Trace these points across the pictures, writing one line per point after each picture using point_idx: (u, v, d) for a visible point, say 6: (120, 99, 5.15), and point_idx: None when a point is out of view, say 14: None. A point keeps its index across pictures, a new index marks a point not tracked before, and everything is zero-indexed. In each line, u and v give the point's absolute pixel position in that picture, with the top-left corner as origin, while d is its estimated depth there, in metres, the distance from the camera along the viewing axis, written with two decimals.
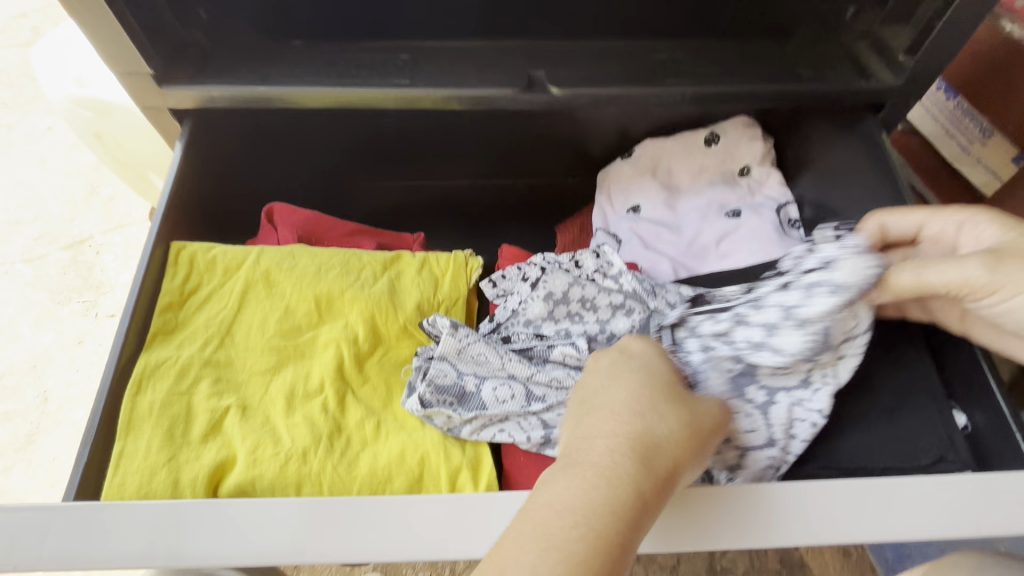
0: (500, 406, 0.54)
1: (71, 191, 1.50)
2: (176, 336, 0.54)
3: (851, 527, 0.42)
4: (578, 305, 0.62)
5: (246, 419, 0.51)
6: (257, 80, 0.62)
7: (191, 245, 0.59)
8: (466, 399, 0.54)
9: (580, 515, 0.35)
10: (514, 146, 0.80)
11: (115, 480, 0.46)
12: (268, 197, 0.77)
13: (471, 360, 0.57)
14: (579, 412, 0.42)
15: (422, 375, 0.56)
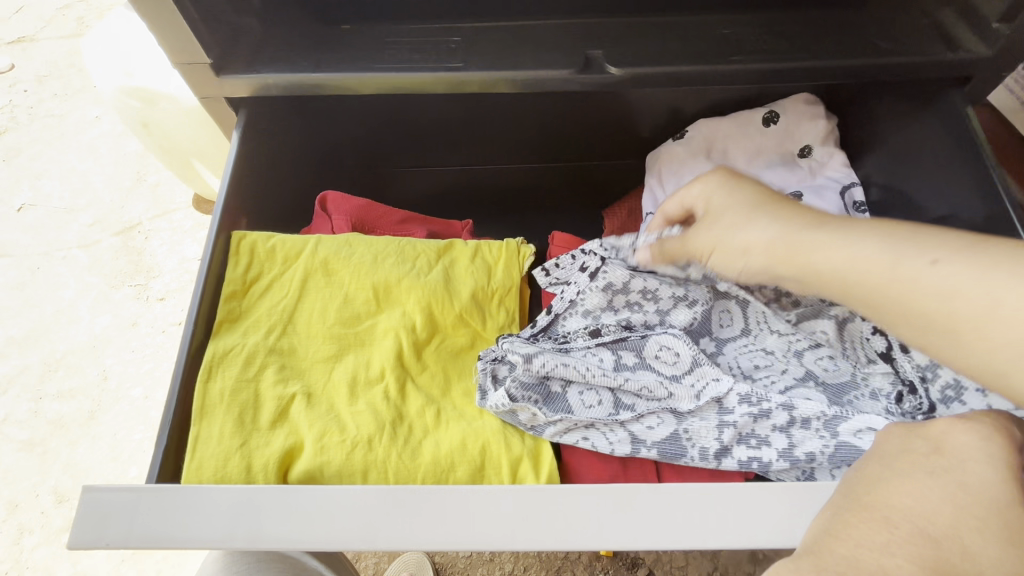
0: (586, 411, 0.54)
1: (123, 178, 1.55)
2: (241, 324, 0.56)
3: None
4: (639, 295, 0.61)
5: (312, 406, 0.52)
6: (311, 67, 0.61)
7: (251, 234, 0.60)
8: (548, 399, 0.55)
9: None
10: (563, 129, 0.78)
11: (192, 464, 0.47)
12: (319, 184, 0.77)
13: (539, 370, 0.55)
14: (895, 477, 0.35)
15: (492, 378, 0.55)
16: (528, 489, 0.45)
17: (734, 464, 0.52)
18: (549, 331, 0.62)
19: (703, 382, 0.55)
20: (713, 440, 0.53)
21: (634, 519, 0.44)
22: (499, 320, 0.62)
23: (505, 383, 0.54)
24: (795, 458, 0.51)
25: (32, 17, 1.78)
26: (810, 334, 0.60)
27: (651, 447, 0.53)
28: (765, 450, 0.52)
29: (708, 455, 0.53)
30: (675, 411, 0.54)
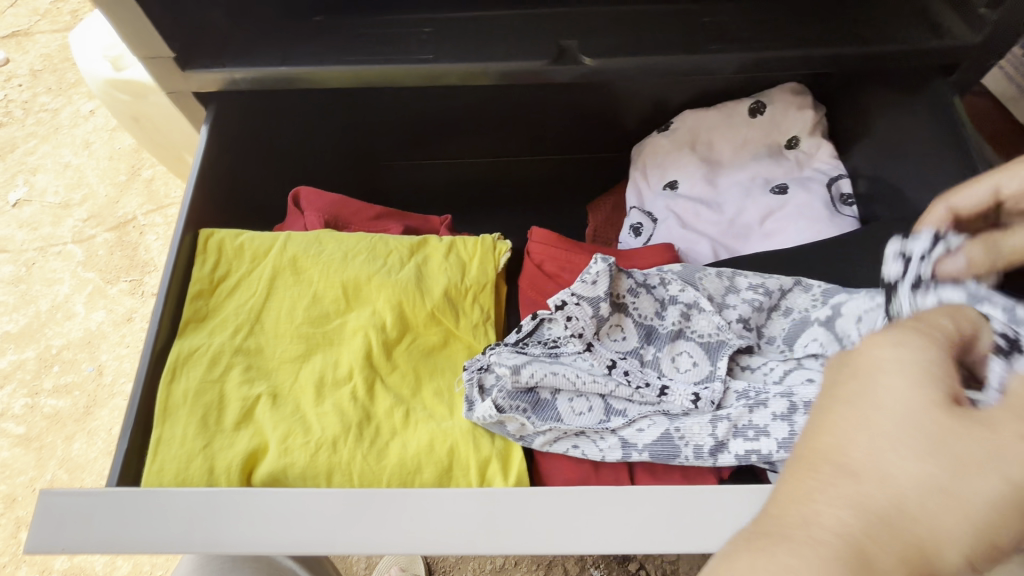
0: (576, 419, 0.53)
1: (116, 173, 1.54)
2: (208, 323, 0.55)
3: None
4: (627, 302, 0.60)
5: (277, 407, 0.51)
6: (279, 60, 0.60)
7: (219, 231, 0.59)
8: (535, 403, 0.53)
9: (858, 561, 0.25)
10: (543, 122, 0.77)
11: (153, 466, 0.47)
12: (297, 180, 0.76)
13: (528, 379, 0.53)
14: (880, 436, 0.27)
15: (478, 389, 0.54)
16: (494, 494, 0.44)
17: (732, 459, 0.50)
18: (535, 334, 0.59)
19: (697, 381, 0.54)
20: (707, 436, 0.51)
21: (601, 523, 0.43)
22: (473, 318, 0.60)
23: (492, 393, 0.53)
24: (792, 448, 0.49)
25: (23, 10, 1.77)
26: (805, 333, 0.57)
27: (642, 450, 0.52)
28: (762, 441, 0.49)
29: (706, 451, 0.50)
30: (667, 414, 0.53)
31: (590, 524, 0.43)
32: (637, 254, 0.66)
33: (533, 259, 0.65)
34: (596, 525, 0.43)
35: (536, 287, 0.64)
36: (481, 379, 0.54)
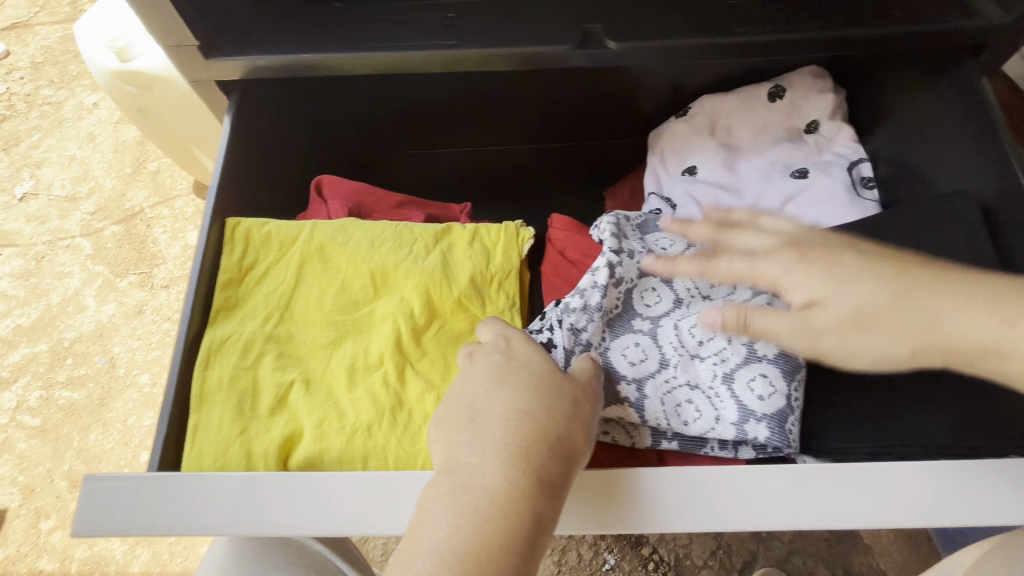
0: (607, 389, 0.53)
1: (123, 165, 1.54)
2: (239, 311, 0.55)
3: (926, 509, 0.42)
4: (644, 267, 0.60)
5: (310, 392, 0.52)
6: (301, 47, 0.60)
7: (245, 220, 0.59)
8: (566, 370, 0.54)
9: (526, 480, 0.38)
10: (562, 108, 0.76)
11: (193, 452, 0.47)
12: (315, 169, 0.76)
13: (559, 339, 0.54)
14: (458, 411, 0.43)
15: None
16: None
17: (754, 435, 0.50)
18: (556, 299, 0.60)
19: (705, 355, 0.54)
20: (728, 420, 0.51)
21: (643, 502, 0.44)
22: (499, 305, 0.61)
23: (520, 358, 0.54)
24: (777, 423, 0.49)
25: (22, 2, 1.76)
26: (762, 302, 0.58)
27: (671, 438, 0.53)
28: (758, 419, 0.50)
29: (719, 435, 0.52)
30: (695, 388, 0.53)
31: (633, 505, 0.43)
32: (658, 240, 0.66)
33: (555, 246, 0.66)
34: (640, 506, 0.43)
35: (559, 273, 0.64)
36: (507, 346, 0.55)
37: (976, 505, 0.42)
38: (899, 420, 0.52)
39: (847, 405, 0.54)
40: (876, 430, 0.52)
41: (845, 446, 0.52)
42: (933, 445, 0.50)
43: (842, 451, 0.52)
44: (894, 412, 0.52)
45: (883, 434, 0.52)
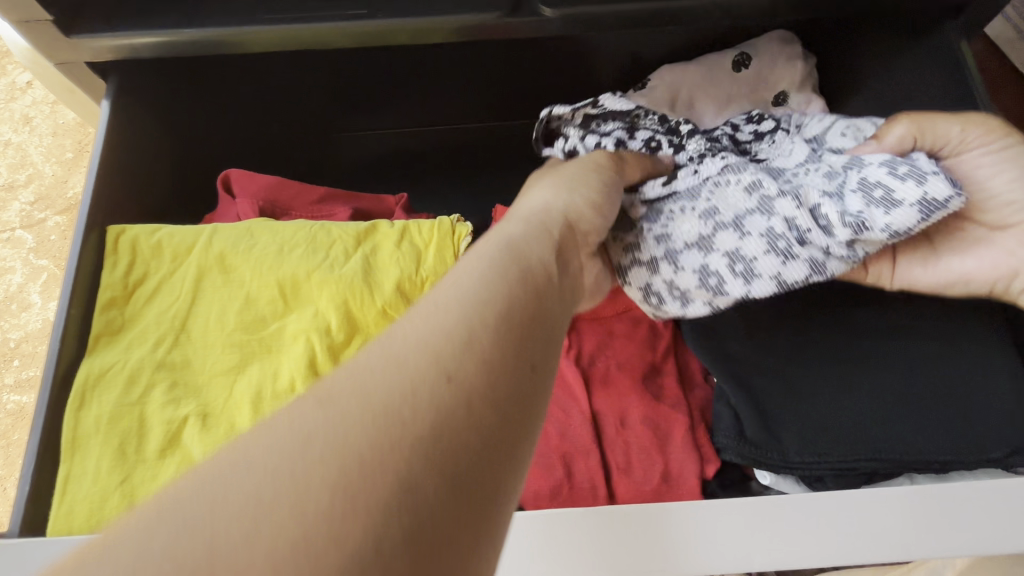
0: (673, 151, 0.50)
1: (64, 150, 1.40)
2: (123, 336, 0.48)
3: (891, 540, 0.39)
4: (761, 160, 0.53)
5: (208, 429, 0.45)
6: (184, 20, 0.51)
7: (131, 228, 0.51)
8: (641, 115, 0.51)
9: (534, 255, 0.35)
10: (504, 83, 0.68)
11: (62, 508, 0.40)
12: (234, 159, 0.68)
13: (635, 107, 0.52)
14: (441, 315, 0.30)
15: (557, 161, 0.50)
16: None
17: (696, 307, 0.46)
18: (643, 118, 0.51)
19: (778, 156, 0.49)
20: (694, 265, 0.45)
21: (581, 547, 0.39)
22: None
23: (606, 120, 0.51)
24: (744, 278, 0.44)
25: None
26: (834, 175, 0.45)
27: (676, 243, 0.46)
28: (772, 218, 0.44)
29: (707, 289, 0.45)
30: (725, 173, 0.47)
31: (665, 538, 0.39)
32: None
33: None
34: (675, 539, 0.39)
35: None
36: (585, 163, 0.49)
37: (943, 533, 0.39)
38: (869, 432, 0.47)
39: (815, 416, 0.49)
40: (842, 444, 0.47)
41: (809, 462, 0.48)
42: (900, 463, 0.46)
43: (805, 467, 0.48)
44: (863, 423, 0.48)
45: (851, 448, 0.47)
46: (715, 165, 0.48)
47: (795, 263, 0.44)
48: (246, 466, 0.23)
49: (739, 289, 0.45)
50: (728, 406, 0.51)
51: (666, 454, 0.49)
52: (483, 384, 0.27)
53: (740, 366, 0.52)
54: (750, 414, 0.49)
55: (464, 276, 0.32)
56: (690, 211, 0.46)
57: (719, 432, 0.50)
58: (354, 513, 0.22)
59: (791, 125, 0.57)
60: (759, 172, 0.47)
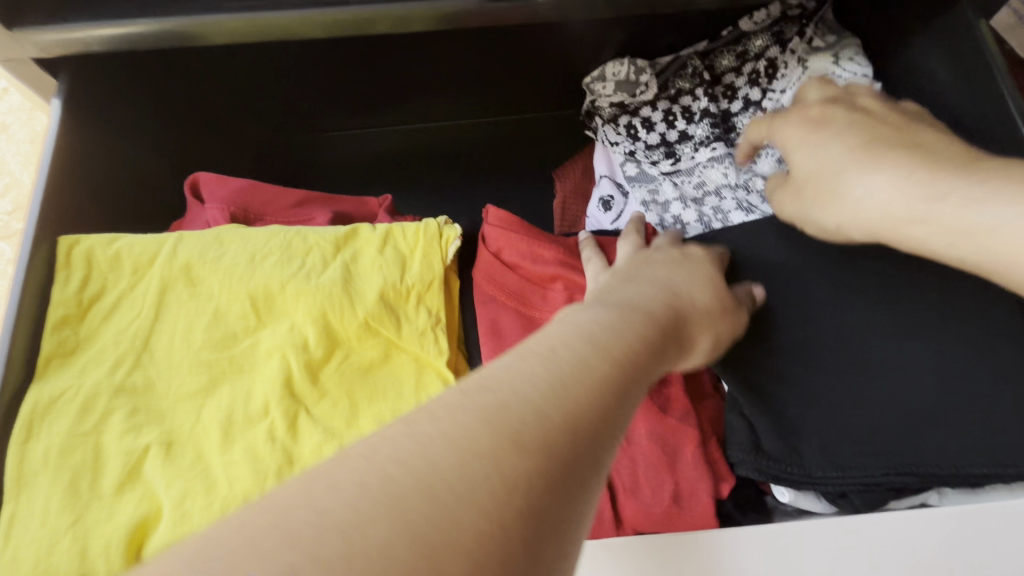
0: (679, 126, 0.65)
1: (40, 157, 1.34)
2: (78, 358, 0.43)
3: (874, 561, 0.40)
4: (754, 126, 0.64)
5: (172, 459, 0.41)
6: (139, 10, 0.46)
7: (86, 238, 0.47)
8: (644, 82, 0.64)
9: (626, 343, 0.31)
10: (491, 75, 0.65)
11: (5, 555, 0.36)
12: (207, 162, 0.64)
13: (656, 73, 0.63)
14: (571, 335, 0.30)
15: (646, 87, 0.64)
16: None
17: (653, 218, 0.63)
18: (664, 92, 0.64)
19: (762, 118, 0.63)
20: (655, 189, 0.65)
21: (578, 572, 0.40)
22: (419, 324, 0.50)
23: (622, 72, 0.63)
24: (686, 212, 0.62)
25: None
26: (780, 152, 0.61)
27: (645, 167, 0.67)
28: (712, 199, 0.63)
29: (661, 205, 0.64)
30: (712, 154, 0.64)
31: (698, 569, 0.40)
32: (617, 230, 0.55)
33: (490, 247, 0.55)
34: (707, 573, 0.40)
35: (493, 279, 0.54)
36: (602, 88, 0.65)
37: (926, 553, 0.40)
38: (898, 443, 0.43)
39: (838, 426, 0.45)
40: (868, 457, 0.44)
41: (833, 477, 0.44)
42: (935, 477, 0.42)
43: (829, 483, 0.44)
44: (890, 433, 0.44)
45: (879, 461, 0.43)
46: (704, 141, 0.65)
47: (725, 217, 0.60)
48: (297, 503, 0.20)
49: (688, 218, 0.62)
50: (741, 417, 0.48)
51: (676, 472, 0.46)
52: (550, 433, 0.24)
53: (753, 373, 0.49)
54: (766, 425, 0.46)
55: (542, 338, 0.29)
56: (666, 134, 0.66)
57: (733, 445, 0.46)
58: (500, 500, 0.21)
59: (789, 69, 0.63)
60: (729, 141, 0.64)
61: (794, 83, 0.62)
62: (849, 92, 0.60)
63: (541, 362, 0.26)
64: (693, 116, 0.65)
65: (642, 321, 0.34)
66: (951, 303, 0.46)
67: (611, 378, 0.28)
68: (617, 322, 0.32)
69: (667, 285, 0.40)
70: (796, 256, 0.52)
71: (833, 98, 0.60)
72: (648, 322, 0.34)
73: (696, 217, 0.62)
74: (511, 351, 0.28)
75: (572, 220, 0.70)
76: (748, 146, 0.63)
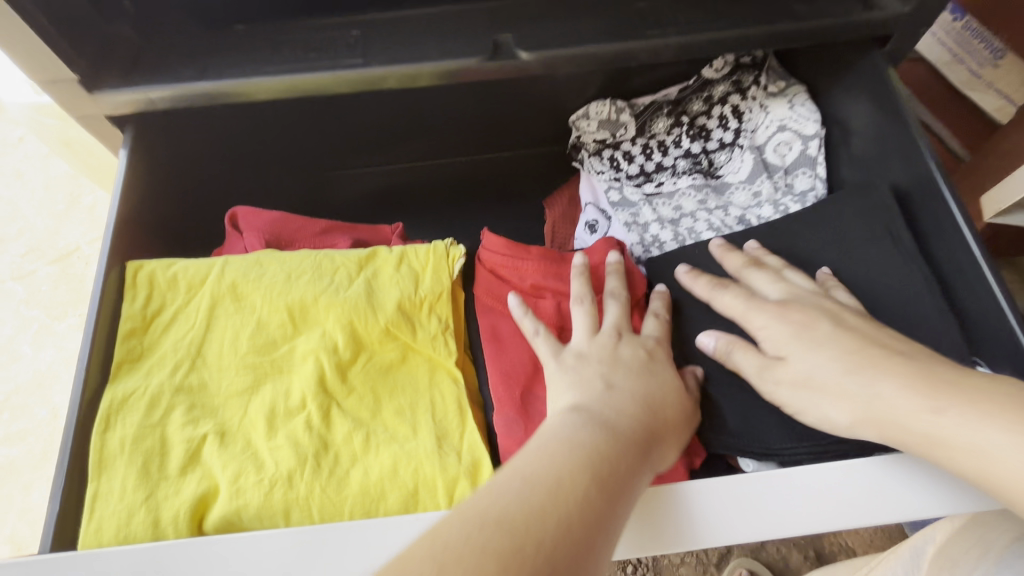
0: (657, 155, 0.75)
1: (55, 202, 1.41)
2: (143, 363, 0.51)
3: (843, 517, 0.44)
4: (720, 156, 0.73)
5: (226, 445, 0.48)
6: (197, 74, 0.57)
7: (148, 263, 0.55)
8: (623, 121, 0.75)
9: (613, 470, 0.41)
10: (487, 117, 0.75)
11: (91, 526, 0.43)
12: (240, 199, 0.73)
13: (634, 117, 0.75)
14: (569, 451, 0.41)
15: (629, 128, 0.75)
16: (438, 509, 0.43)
17: (634, 237, 0.72)
18: (641, 131, 0.75)
19: (726, 150, 0.73)
20: (636, 213, 0.73)
21: None
22: (431, 330, 0.58)
23: (605, 114, 0.75)
24: (663, 233, 0.72)
25: None
26: (740, 180, 0.72)
27: (629, 193, 0.75)
28: (685, 220, 0.72)
29: (641, 227, 0.72)
30: (685, 181, 0.74)
31: (659, 521, 0.44)
32: (591, 249, 0.64)
33: (485, 266, 0.64)
34: (666, 522, 0.44)
35: (492, 293, 0.62)
36: (587, 132, 0.77)
37: (887, 509, 0.44)
38: None
39: None
40: (816, 428, 0.51)
41: (788, 448, 0.51)
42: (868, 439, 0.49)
43: (784, 453, 0.51)
44: None
45: (824, 431, 0.51)
46: (679, 169, 0.75)
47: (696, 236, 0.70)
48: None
49: (665, 238, 0.71)
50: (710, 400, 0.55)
51: None
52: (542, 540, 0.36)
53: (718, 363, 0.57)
54: (728, 407, 0.54)
55: (547, 469, 0.40)
56: (647, 163, 0.75)
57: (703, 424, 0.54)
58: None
59: (755, 104, 0.72)
60: (698, 169, 0.74)
61: (756, 121, 0.72)
62: (812, 132, 0.70)
63: (547, 501, 0.38)
64: (667, 147, 0.75)
65: (619, 441, 0.43)
66: (881, 299, 0.56)
67: (601, 505, 0.39)
68: (602, 447, 0.42)
69: (643, 397, 0.48)
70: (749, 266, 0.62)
71: (798, 135, 0.70)
72: (628, 443, 0.44)
73: (672, 238, 0.71)
74: (529, 479, 0.39)
75: (562, 243, 0.79)
76: (718, 172, 0.73)
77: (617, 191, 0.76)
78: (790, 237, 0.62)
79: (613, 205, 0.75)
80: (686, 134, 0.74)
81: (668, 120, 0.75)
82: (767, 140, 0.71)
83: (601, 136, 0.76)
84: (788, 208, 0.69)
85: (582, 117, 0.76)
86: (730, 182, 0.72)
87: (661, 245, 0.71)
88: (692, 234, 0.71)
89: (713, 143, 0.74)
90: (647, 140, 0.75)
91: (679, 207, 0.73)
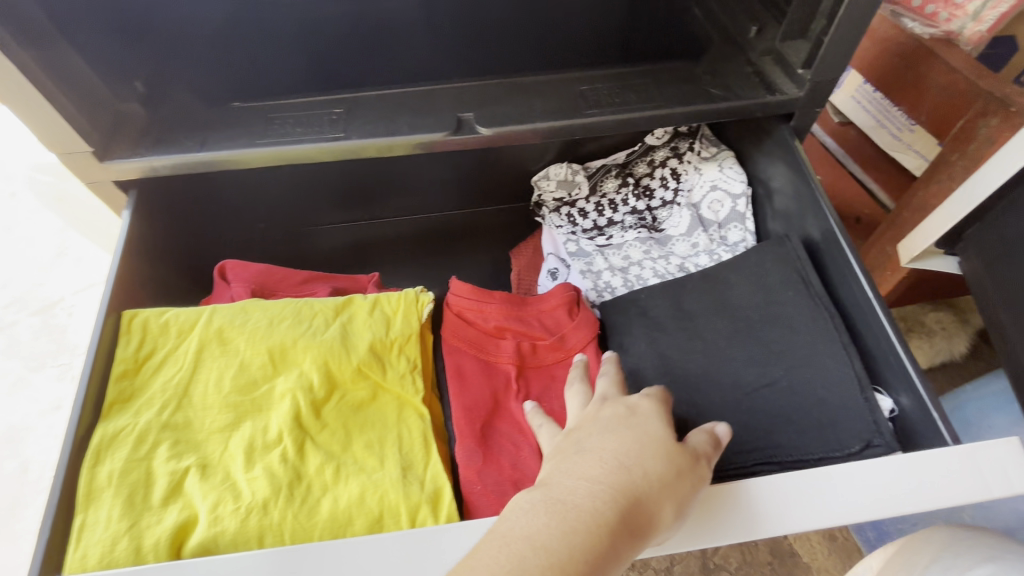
0: (608, 211, 0.84)
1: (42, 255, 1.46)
2: (133, 403, 0.56)
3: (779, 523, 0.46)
4: (663, 211, 0.83)
5: (206, 477, 0.53)
6: (197, 146, 0.65)
7: (142, 311, 0.61)
8: (578, 182, 0.85)
9: (557, 562, 0.39)
10: (454, 177, 0.84)
11: (77, 553, 0.47)
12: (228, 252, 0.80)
13: (587, 178, 0.85)
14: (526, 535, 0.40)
15: (583, 187, 0.85)
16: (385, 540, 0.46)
17: (588, 284, 0.80)
18: (593, 190, 0.85)
19: (667, 207, 0.83)
20: (590, 262, 0.82)
21: None
22: (400, 369, 0.64)
23: (561, 176, 0.85)
24: (614, 280, 0.80)
25: None
26: (679, 233, 0.81)
27: (584, 245, 0.84)
28: (633, 268, 0.81)
29: (595, 275, 0.81)
30: (633, 233, 0.83)
31: None
32: (548, 294, 0.72)
33: (452, 310, 0.70)
34: None
35: (457, 334, 0.68)
36: (546, 191, 0.86)
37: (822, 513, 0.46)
38: (761, 441, 0.58)
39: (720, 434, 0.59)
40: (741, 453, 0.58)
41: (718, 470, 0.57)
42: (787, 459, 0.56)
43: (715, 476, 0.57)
44: (756, 433, 0.59)
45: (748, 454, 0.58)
46: (627, 223, 0.84)
47: (643, 282, 0.79)
48: None
49: (615, 284, 0.79)
50: None
51: None
52: None
53: None
54: None
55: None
56: (599, 218, 0.85)
57: None
58: None
59: (690, 166, 0.82)
60: (644, 224, 0.84)
61: (692, 181, 0.82)
62: (740, 190, 0.80)
63: None
64: (616, 205, 0.84)
65: (572, 525, 0.41)
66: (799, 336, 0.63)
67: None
68: (546, 536, 0.40)
69: (617, 458, 0.45)
70: (685, 308, 0.70)
71: (728, 193, 0.80)
72: (588, 523, 0.41)
73: (621, 284, 0.79)
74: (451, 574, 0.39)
75: (527, 289, 0.86)
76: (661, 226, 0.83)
77: (573, 243, 0.84)
78: (721, 281, 0.71)
79: (570, 255, 0.84)
80: (633, 193, 0.84)
81: (617, 180, 0.85)
82: (702, 198, 0.81)
83: (558, 195, 0.86)
84: (722, 256, 0.78)
85: (543, 178, 0.85)
86: (671, 235, 0.82)
87: (612, 290, 0.79)
88: (639, 280, 0.79)
89: (656, 200, 0.84)
90: (599, 198, 0.85)
91: (628, 257, 0.82)
